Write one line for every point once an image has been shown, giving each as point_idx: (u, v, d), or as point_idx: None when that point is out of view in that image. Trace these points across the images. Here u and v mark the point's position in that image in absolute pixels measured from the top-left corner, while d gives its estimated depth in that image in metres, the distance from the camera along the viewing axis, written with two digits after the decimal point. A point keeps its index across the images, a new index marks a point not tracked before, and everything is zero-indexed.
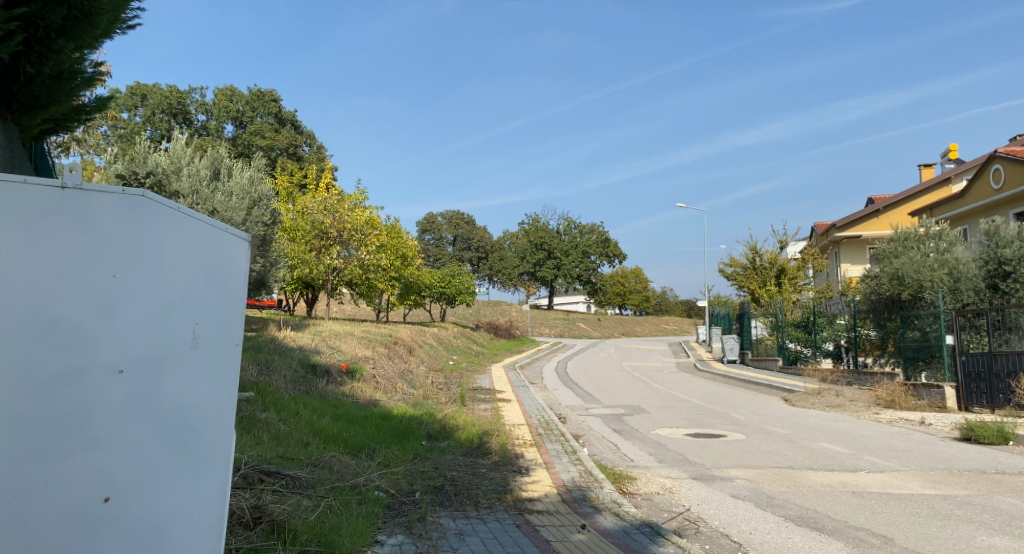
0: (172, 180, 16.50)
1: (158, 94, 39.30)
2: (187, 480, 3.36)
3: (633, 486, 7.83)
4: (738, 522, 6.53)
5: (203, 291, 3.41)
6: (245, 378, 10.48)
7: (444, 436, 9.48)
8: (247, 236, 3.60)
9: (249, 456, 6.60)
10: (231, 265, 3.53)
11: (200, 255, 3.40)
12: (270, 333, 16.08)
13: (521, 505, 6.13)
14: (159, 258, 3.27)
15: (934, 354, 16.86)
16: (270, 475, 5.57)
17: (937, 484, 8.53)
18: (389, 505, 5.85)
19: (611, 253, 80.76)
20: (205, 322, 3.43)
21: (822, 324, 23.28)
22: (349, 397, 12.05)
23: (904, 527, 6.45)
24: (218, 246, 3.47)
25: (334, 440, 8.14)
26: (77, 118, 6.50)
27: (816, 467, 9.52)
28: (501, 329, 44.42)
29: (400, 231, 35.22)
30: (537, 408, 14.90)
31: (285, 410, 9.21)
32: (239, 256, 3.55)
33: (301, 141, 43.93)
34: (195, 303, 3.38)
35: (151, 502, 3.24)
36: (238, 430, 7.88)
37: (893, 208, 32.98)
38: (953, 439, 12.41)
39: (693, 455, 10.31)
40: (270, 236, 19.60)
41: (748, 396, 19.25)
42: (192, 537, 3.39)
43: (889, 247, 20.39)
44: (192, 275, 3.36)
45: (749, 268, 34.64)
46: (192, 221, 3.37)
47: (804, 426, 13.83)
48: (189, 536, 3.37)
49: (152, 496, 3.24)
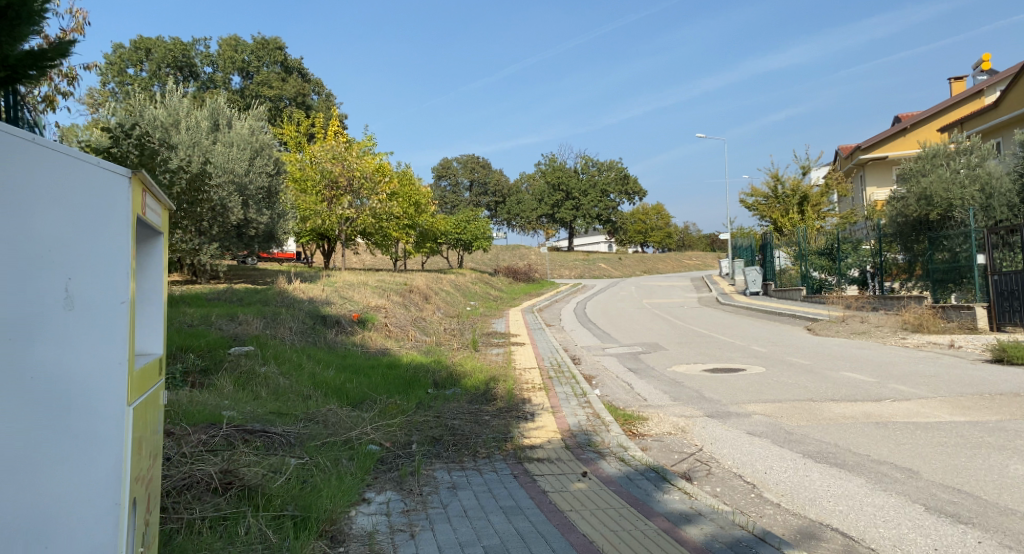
0: (171, 132, 16.05)
1: (162, 48, 38.41)
2: (70, 468, 2.77)
3: (643, 428, 7.52)
4: (752, 462, 6.20)
5: (74, 237, 2.83)
6: (247, 330, 10.20)
7: (450, 384, 9.22)
8: (128, 170, 3.00)
9: (240, 414, 6.29)
10: (110, 203, 2.93)
11: (67, 195, 2.83)
12: (280, 286, 15.84)
13: (520, 453, 5.83)
14: (14, 200, 2.73)
15: (964, 275, 16.31)
16: (253, 435, 5.29)
17: (966, 410, 8.14)
18: (383, 458, 5.56)
19: (631, 190, 79.30)
20: (81, 276, 2.84)
21: (847, 251, 22.58)
22: (358, 348, 11.78)
23: (931, 458, 6.07)
24: (81, 181, 2.88)
25: (335, 393, 7.87)
26: (48, 68, 6.05)
27: (838, 398, 9.13)
28: (521, 272, 44.15)
29: (413, 178, 34.61)
30: (551, 350, 14.64)
31: (287, 363, 8.91)
32: (120, 191, 2.94)
33: (309, 90, 43.15)
34: (64, 252, 2.81)
35: (21, 495, 2.69)
36: (235, 386, 7.60)
37: (921, 125, 31.64)
38: (984, 361, 11.98)
39: (710, 392, 9.96)
40: (275, 187, 19.07)
41: (771, 327, 18.87)
42: (82, 536, 2.77)
43: (915, 165, 19.50)
44: (56, 220, 2.79)
45: (771, 197, 33.91)
46: (50, 150, 2.79)
47: (827, 356, 13.42)
48: (77, 535, 2.76)
49: (26, 490, 2.70)
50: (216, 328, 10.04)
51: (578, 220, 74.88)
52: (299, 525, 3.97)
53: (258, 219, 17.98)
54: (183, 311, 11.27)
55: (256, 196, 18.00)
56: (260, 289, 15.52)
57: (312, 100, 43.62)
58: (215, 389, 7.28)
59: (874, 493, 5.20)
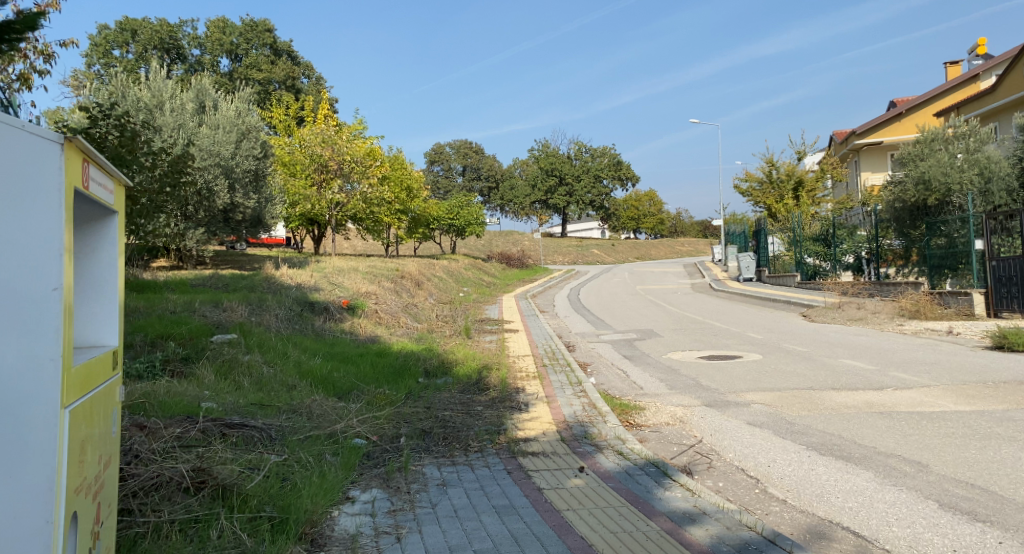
0: (155, 114, 15.71)
1: (149, 29, 37.75)
2: None
3: (641, 418, 7.28)
4: (754, 454, 5.97)
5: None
6: (231, 317, 9.89)
7: (441, 372, 8.95)
8: (59, 137, 2.61)
9: (220, 405, 5.98)
10: (39, 175, 2.54)
11: None
12: (267, 272, 15.49)
13: (514, 447, 5.56)
14: None
15: (961, 261, 16.12)
16: (232, 429, 4.99)
17: (971, 398, 7.92)
18: (369, 453, 5.29)
19: (624, 175, 78.95)
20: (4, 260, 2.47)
21: (842, 237, 22.32)
22: (347, 335, 11.48)
23: (940, 450, 5.84)
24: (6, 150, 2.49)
25: (322, 382, 7.58)
26: (13, 38, 5.59)
27: (839, 387, 8.90)
28: (513, 258, 43.85)
29: (404, 163, 34.18)
30: (545, 337, 14.39)
31: (272, 351, 8.60)
32: (50, 162, 2.57)
33: (299, 73, 42.58)
34: None
35: None
36: (216, 376, 7.31)
37: (917, 110, 31.41)
38: (983, 348, 11.80)
39: (707, 380, 9.72)
40: (263, 170, 18.56)
41: (766, 314, 18.66)
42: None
43: (915, 149, 19.19)
44: None
45: (765, 183, 33.76)
46: None
47: (825, 343, 13.20)
48: None
49: None
50: (200, 316, 9.72)
51: (571, 206, 74.55)
52: (277, 528, 3.70)
53: (245, 204, 17.60)
54: (166, 297, 10.95)
55: (243, 180, 17.59)
56: (246, 274, 15.17)
57: (302, 83, 43.03)
58: (195, 379, 6.98)
59: (884, 488, 4.98)
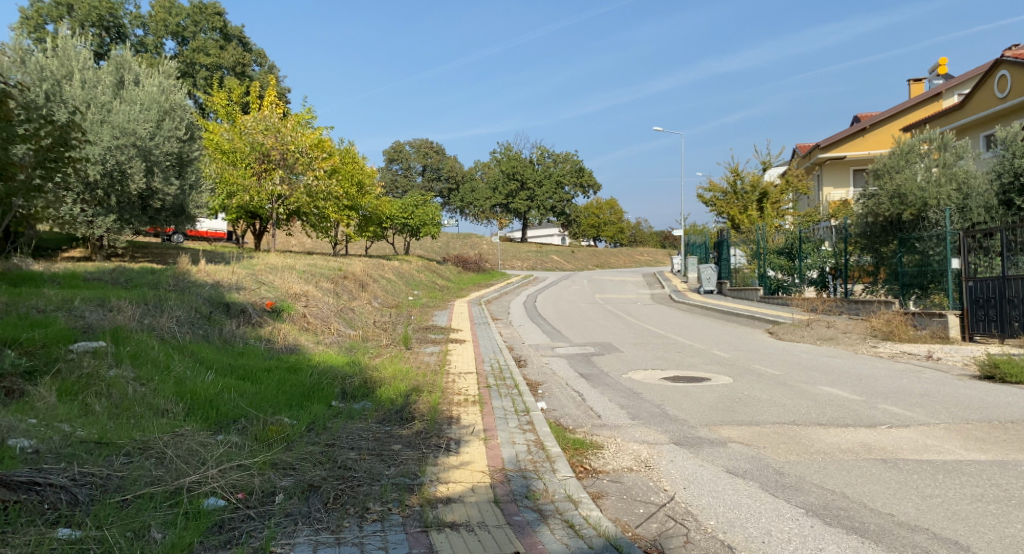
0: (61, 87, 14.12)
1: (87, 5, 35.38)
2: None
3: (598, 462, 5.90)
4: (743, 523, 4.63)
5: None
6: (114, 319, 8.31)
7: (361, 395, 7.42)
8: None
9: (34, 445, 4.46)
10: None
11: None
12: (183, 265, 13.79)
13: (427, 515, 4.10)
14: None
15: (934, 280, 15.21)
16: (10, 490, 3.61)
17: (982, 442, 6.67)
18: (220, 522, 3.83)
19: (586, 182, 78.09)
20: None
21: (808, 250, 21.22)
22: (261, 343, 9.89)
23: (974, 523, 4.53)
24: None
25: (202, 408, 6.06)
26: None
27: (826, 423, 7.61)
28: (470, 262, 42.27)
29: (356, 157, 32.45)
30: (492, 350, 12.94)
31: (149, 364, 7.01)
32: None
33: (249, 60, 40.59)
34: None
35: None
36: (60, 398, 5.78)
37: (881, 125, 30.85)
38: (970, 377, 10.67)
39: (674, 408, 8.36)
40: (188, 154, 16.76)
41: (729, 329, 17.53)
42: None
43: (889, 161, 17.90)
44: None
45: (729, 193, 33.22)
46: None
47: (797, 365, 11.99)
48: None
49: None
50: (73, 317, 8.13)
51: (531, 212, 73.17)
52: None
53: (165, 190, 15.82)
54: (41, 294, 9.30)
55: (163, 163, 15.77)
56: (157, 269, 13.47)
57: (253, 71, 41.02)
58: (29, 407, 5.42)
59: None
